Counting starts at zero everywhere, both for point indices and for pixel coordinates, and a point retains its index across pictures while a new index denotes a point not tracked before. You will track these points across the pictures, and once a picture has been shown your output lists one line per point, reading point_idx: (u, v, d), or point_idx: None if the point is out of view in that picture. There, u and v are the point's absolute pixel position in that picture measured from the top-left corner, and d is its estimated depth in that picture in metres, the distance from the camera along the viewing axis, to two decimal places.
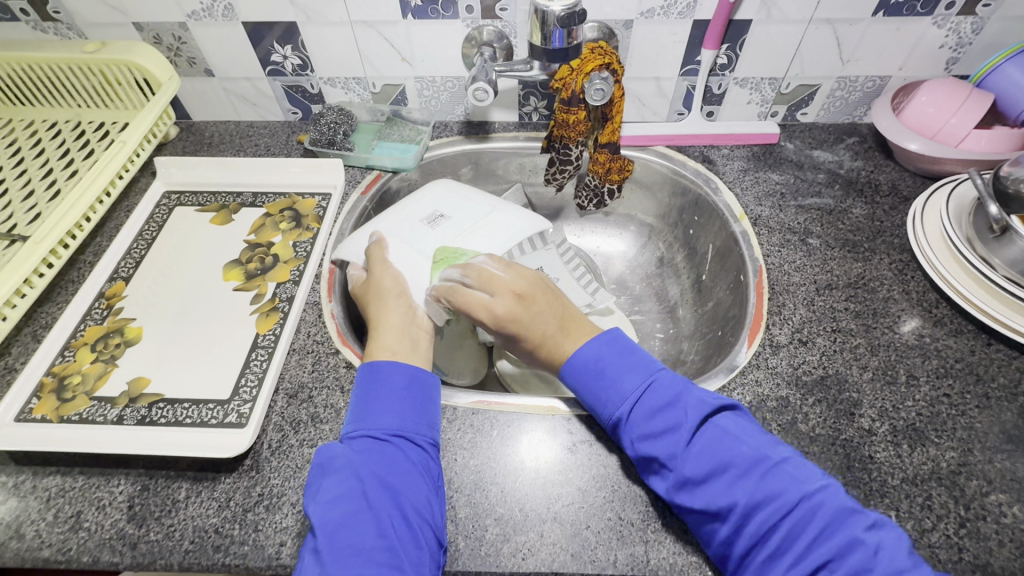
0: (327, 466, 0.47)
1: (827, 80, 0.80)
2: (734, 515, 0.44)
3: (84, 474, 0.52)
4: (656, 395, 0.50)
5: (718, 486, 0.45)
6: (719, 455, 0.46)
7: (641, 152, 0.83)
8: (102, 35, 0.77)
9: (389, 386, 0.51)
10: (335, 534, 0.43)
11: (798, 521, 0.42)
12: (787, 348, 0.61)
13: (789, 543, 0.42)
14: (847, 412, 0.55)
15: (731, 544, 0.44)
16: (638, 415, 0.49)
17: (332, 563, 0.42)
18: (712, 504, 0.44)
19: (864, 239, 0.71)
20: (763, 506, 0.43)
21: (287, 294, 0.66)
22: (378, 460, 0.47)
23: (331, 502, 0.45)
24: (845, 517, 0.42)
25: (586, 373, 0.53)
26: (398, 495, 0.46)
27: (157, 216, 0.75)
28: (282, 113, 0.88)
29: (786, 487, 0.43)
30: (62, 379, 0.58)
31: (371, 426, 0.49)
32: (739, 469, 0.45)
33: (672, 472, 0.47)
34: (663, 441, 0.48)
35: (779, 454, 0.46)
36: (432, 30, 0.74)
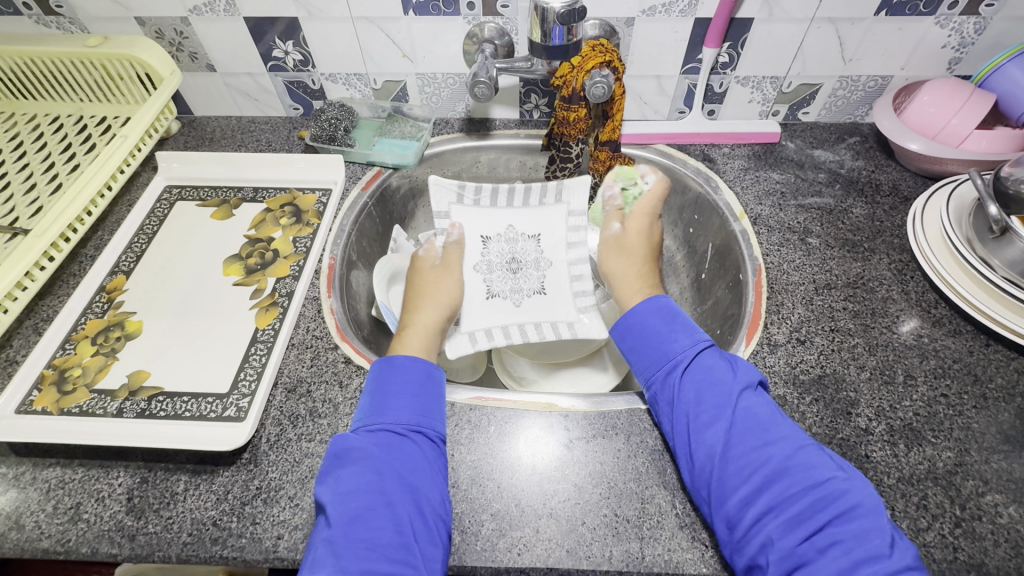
0: (346, 456, 0.47)
1: (828, 79, 0.80)
2: (758, 475, 0.45)
3: (84, 466, 0.53)
4: (711, 356, 0.53)
5: (755, 445, 0.47)
6: (760, 421, 0.48)
7: (641, 150, 0.83)
8: (105, 29, 0.77)
9: (409, 382, 0.52)
10: (351, 527, 0.43)
11: (822, 497, 0.43)
12: (785, 347, 0.61)
13: (807, 518, 0.42)
14: (844, 411, 0.55)
15: (745, 509, 0.44)
16: (697, 362, 0.52)
17: (347, 556, 0.42)
18: (744, 460, 0.46)
19: (864, 239, 0.71)
20: (791, 474, 0.45)
21: (287, 290, 0.66)
22: (397, 455, 0.47)
23: (347, 494, 0.45)
24: (869, 509, 0.42)
25: (663, 314, 0.58)
26: (416, 490, 0.46)
27: (158, 211, 0.76)
28: (283, 109, 0.88)
29: (818, 463, 0.45)
30: (63, 371, 0.59)
31: (390, 421, 0.50)
32: (777, 436, 0.47)
33: (716, 421, 0.49)
34: (714, 392, 0.50)
35: (806, 440, 0.47)
36: (433, 27, 0.74)
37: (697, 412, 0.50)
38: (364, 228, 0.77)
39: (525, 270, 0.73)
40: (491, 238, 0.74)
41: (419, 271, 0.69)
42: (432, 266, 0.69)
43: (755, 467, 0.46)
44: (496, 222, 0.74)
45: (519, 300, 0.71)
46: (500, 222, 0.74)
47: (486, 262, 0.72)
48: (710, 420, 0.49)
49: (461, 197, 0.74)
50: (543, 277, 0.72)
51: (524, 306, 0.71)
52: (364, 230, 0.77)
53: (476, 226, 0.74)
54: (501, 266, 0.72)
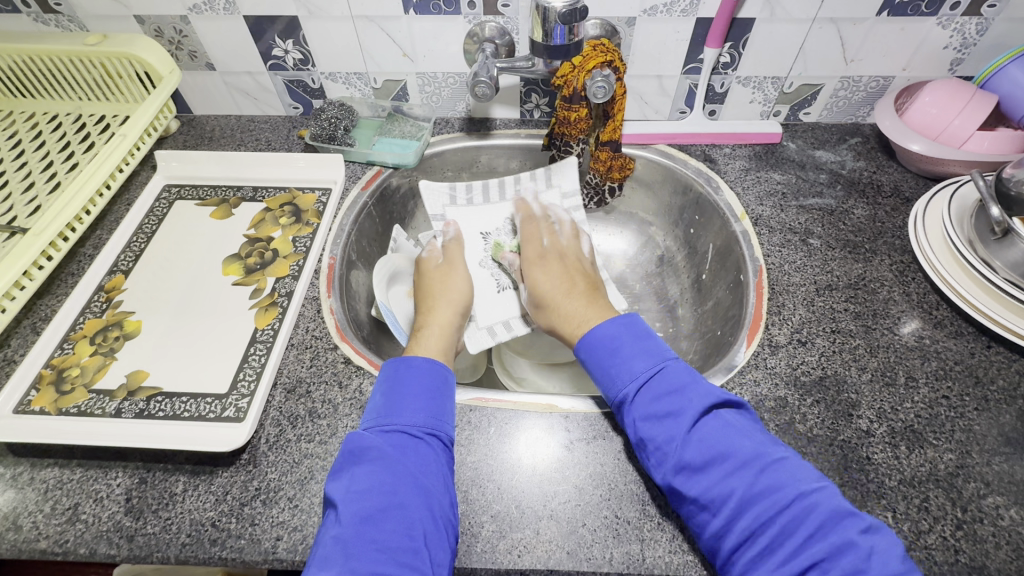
0: (361, 454, 0.47)
1: (830, 80, 0.80)
2: (727, 507, 0.44)
3: (82, 466, 0.52)
4: (664, 379, 0.51)
5: (714, 476, 0.45)
6: (717, 447, 0.46)
7: (643, 150, 0.83)
8: (104, 28, 0.77)
9: (424, 383, 0.52)
10: (362, 527, 0.43)
11: (790, 522, 0.42)
12: (786, 348, 0.60)
13: (783, 543, 0.41)
14: (845, 413, 0.55)
15: (721, 538, 0.43)
16: (645, 393, 0.51)
17: (357, 556, 0.41)
18: (705, 495, 0.45)
19: (865, 240, 0.70)
20: (757, 501, 0.43)
21: (286, 289, 0.66)
22: (412, 457, 0.47)
23: (360, 493, 0.45)
24: (841, 527, 0.41)
25: (599, 350, 0.56)
26: (428, 493, 0.46)
27: (157, 210, 0.75)
28: (283, 108, 0.88)
29: (783, 483, 0.43)
30: (62, 371, 0.59)
31: (405, 422, 0.49)
32: (736, 461, 0.45)
33: (667, 458, 0.47)
34: (664, 424, 0.48)
35: (772, 455, 0.45)
36: (433, 26, 0.74)
37: (651, 448, 0.48)
38: (364, 227, 0.77)
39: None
40: (491, 233, 0.79)
41: (425, 272, 0.69)
42: (437, 267, 0.70)
43: (717, 501, 0.44)
44: (492, 218, 0.80)
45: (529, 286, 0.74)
46: (498, 217, 0.80)
47: (490, 257, 0.77)
48: (664, 454, 0.47)
49: (454, 198, 0.80)
50: None
51: None
52: (364, 230, 0.77)
53: (474, 225, 0.80)
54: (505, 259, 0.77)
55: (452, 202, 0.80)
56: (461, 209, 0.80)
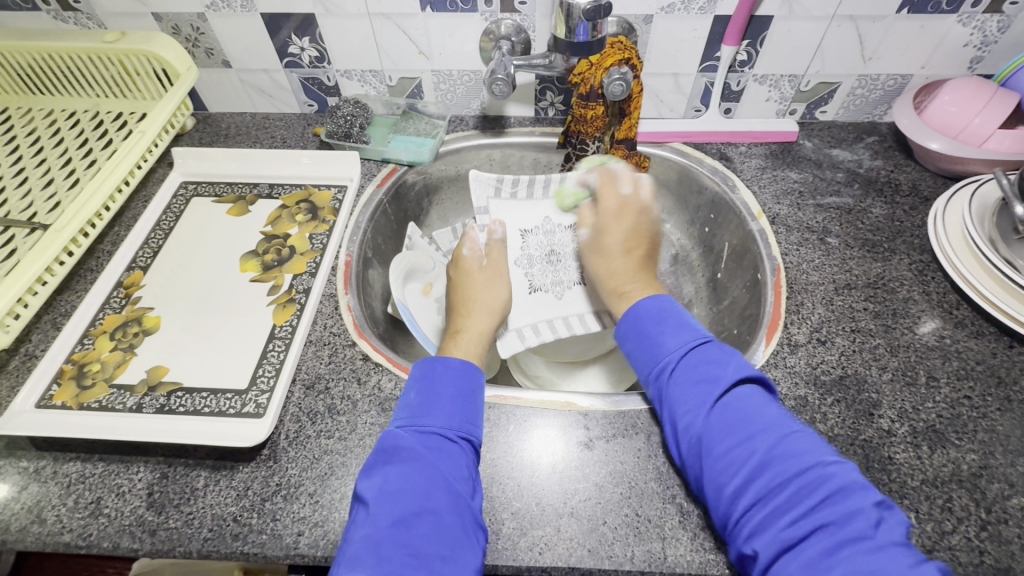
0: (394, 453, 0.47)
1: (848, 78, 0.79)
2: (745, 470, 0.44)
3: (104, 460, 0.53)
4: (701, 351, 0.51)
5: (738, 438, 0.45)
6: (744, 413, 0.46)
7: (658, 148, 0.83)
8: (121, 25, 0.77)
9: (457, 387, 0.52)
10: (394, 529, 0.43)
11: (806, 486, 0.41)
12: (806, 347, 0.60)
13: (792, 507, 0.41)
14: (866, 412, 0.55)
15: (734, 501, 0.43)
16: (683, 359, 0.51)
17: (389, 558, 0.41)
18: (727, 455, 0.45)
19: (884, 239, 0.70)
20: (774, 465, 0.43)
21: (304, 286, 0.66)
22: (446, 460, 0.47)
23: (392, 494, 0.44)
24: (855, 493, 0.40)
25: (645, 317, 0.56)
26: (460, 498, 0.46)
27: (175, 206, 0.76)
28: (297, 105, 0.88)
29: (804, 452, 0.43)
30: (82, 366, 0.59)
31: (438, 425, 0.49)
32: (761, 427, 0.45)
33: (696, 418, 0.47)
34: (698, 389, 0.49)
35: (794, 427, 0.46)
36: (450, 23, 0.74)
37: (680, 412, 0.49)
38: (379, 225, 0.77)
39: (563, 262, 0.76)
40: (529, 231, 0.77)
41: (466, 273, 0.69)
42: (479, 268, 0.69)
43: (738, 462, 0.44)
44: (533, 216, 0.78)
45: (560, 291, 0.73)
46: (539, 215, 0.78)
47: (526, 256, 0.75)
48: (692, 418, 0.48)
49: (499, 191, 0.78)
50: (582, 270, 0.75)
51: (565, 298, 0.73)
52: (379, 228, 0.77)
53: (515, 220, 0.78)
54: (541, 261, 0.75)
55: (496, 194, 0.78)
56: (503, 203, 0.78)
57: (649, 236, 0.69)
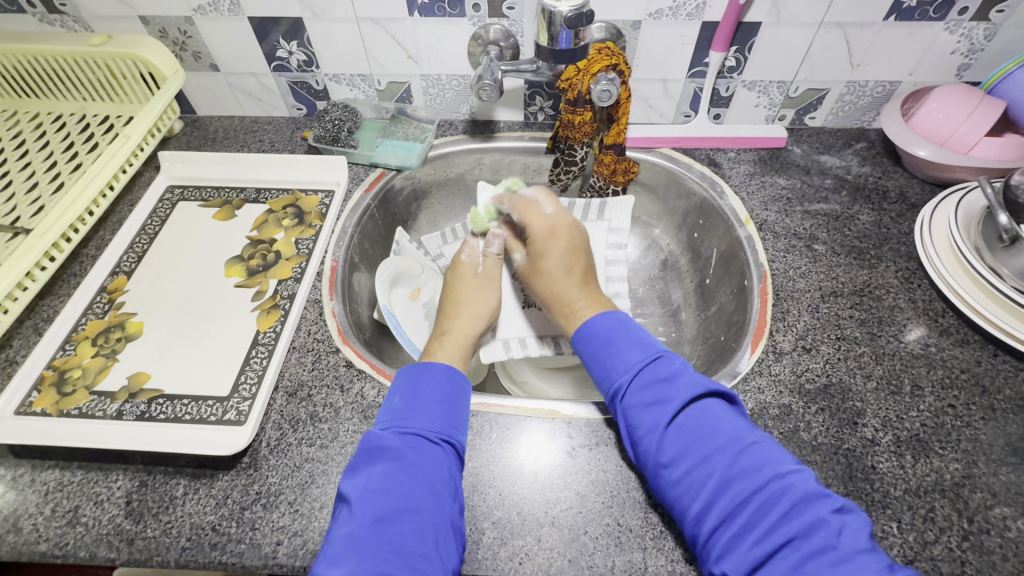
0: (378, 454, 0.47)
1: (836, 84, 0.79)
2: (706, 490, 0.44)
3: (82, 468, 0.52)
4: (655, 369, 0.50)
5: (695, 459, 0.45)
6: (700, 430, 0.46)
7: (647, 154, 0.83)
8: (108, 28, 0.77)
9: (442, 389, 0.52)
10: (376, 528, 0.43)
11: (767, 501, 0.41)
12: (791, 355, 0.60)
13: (757, 524, 0.41)
14: (850, 421, 0.55)
15: (700, 522, 0.43)
16: (637, 381, 0.50)
17: (371, 556, 0.41)
18: (687, 478, 0.45)
19: (871, 246, 0.70)
20: (735, 483, 0.43)
21: (289, 292, 0.66)
22: (429, 461, 0.47)
23: (375, 494, 0.44)
24: (813, 504, 0.41)
25: (594, 340, 0.55)
26: (442, 501, 0.45)
27: (161, 210, 0.75)
28: (286, 109, 0.88)
29: (761, 465, 0.43)
30: (63, 372, 0.59)
31: (422, 426, 0.49)
32: (717, 444, 0.45)
33: (653, 441, 0.47)
34: (651, 410, 0.48)
35: (750, 439, 0.45)
36: (438, 28, 0.74)
37: (638, 435, 0.48)
38: (367, 230, 0.77)
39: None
40: None
41: (461, 278, 0.68)
42: (474, 274, 0.69)
43: (698, 483, 0.44)
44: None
45: None
46: None
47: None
48: (649, 441, 0.47)
49: None
50: None
51: None
52: (367, 232, 0.77)
53: None
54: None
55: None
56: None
57: (586, 250, 0.68)
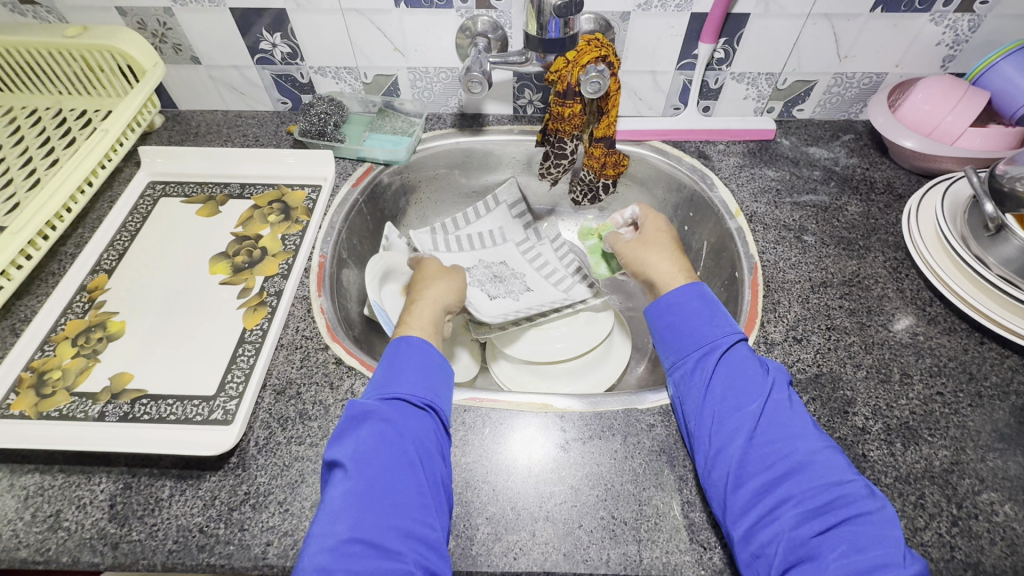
0: (364, 418, 0.48)
1: (824, 76, 0.79)
2: (782, 467, 0.45)
3: (64, 472, 0.51)
4: (747, 350, 0.54)
5: (783, 438, 0.47)
6: (790, 416, 0.48)
7: (637, 147, 0.82)
8: (83, 19, 0.75)
9: (426, 360, 0.53)
10: (375, 482, 0.44)
11: (844, 496, 0.43)
12: (782, 346, 0.60)
13: (823, 515, 0.42)
14: (841, 410, 0.55)
15: (762, 495, 0.45)
16: (732, 351, 0.53)
17: (372, 508, 0.43)
18: (770, 451, 0.46)
19: (859, 237, 0.70)
20: (814, 469, 0.45)
21: (275, 289, 0.64)
22: (420, 424, 0.48)
23: (367, 454, 0.45)
24: (883, 518, 0.42)
25: (699, 308, 0.57)
26: (432, 458, 0.47)
27: (141, 207, 0.73)
28: (270, 103, 0.86)
29: (839, 463, 0.45)
30: (42, 374, 0.57)
31: (410, 391, 0.50)
32: (805, 432, 0.47)
33: (744, 409, 0.49)
34: (748, 381, 0.51)
35: (827, 440, 0.48)
36: (425, 19, 0.73)
37: (727, 397, 0.50)
38: (354, 225, 0.76)
39: (508, 281, 0.83)
40: (472, 267, 0.83)
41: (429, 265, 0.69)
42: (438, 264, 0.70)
43: (778, 458, 0.46)
44: (468, 258, 0.84)
45: (515, 296, 0.81)
46: (472, 258, 0.84)
47: (474, 279, 0.81)
48: (740, 405, 0.49)
49: (436, 243, 0.83)
50: (524, 281, 0.83)
51: (521, 300, 0.80)
52: (354, 228, 0.76)
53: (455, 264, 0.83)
54: (489, 282, 0.82)
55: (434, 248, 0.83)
56: (443, 253, 0.82)
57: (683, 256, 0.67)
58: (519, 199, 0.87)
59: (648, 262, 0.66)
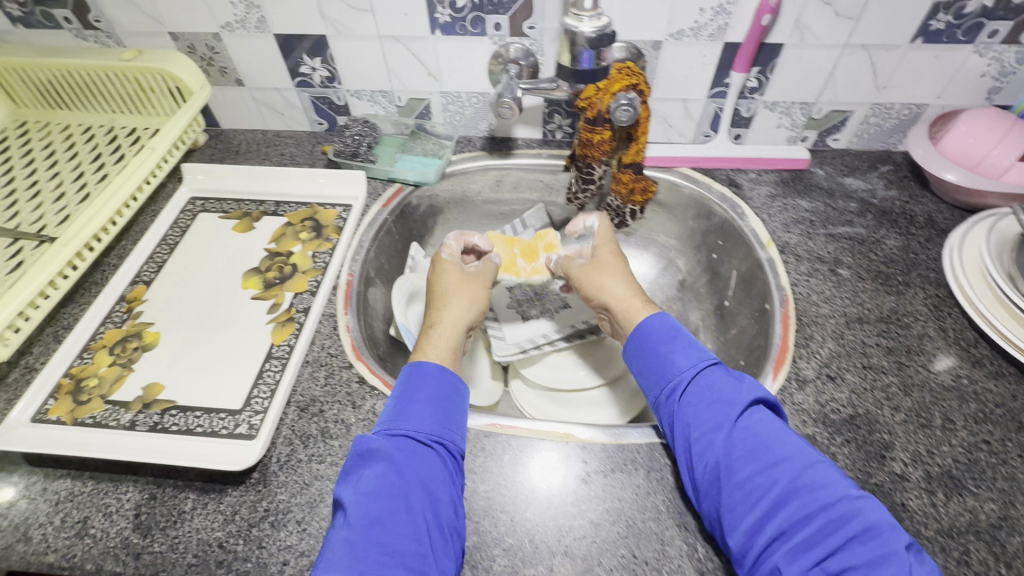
0: (369, 456, 0.47)
1: (860, 106, 0.78)
2: (765, 500, 0.43)
3: (94, 479, 0.52)
4: (713, 373, 0.52)
5: (761, 466, 0.44)
6: (766, 440, 0.46)
7: (665, 173, 0.82)
8: (139, 43, 0.79)
9: (433, 391, 0.52)
10: (371, 531, 0.42)
11: (836, 519, 0.41)
12: (815, 384, 0.58)
13: (819, 542, 0.40)
14: (877, 454, 0.53)
15: (754, 534, 0.42)
16: (696, 380, 0.52)
17: (365, 559, 0.41)
18: (749, 482, 0.44)
19: (898, 271, 0.68)
20: (799, 496, 0.42)
21: (304, 305, 0.65)
22: (418, 462, 0.47)
23: (369, 495, 0.44)
24: (886, 531, 0.40)
25: (655, 336, 0.57)
26: (436, 500, 0.45)
27: (181, 221, 0.76)
28: (308, 124, 0.89)
29: (827, 483, 0.43)
30: (79, 381, 0.59)
31: (409, 428, 0.49)
32: (783, 454, 0.45)
33: (713, 441, 0.47)
34: (713, 409, 0.49)
35: (812, 457, 0.45)
36: (460, 46, 0.75)
37: (695, 432, 0.48)
38: (383, 244, 0.77)
39: (547, 296, 0.83)
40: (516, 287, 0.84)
41: (446, 273, 0.66)
42: (459, 271, 0.67)
43: (760, 491, 0.43)
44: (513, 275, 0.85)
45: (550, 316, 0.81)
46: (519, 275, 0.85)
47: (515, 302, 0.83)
48: (711, 438, 0.47)
49: None
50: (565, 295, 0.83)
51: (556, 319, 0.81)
52: (383, 247, 0.77)
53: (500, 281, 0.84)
54: (528, 300, 0.83)
55: None
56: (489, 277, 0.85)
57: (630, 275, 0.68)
58: (546, 224, 0.88)
59: (607, 287, 0.65)
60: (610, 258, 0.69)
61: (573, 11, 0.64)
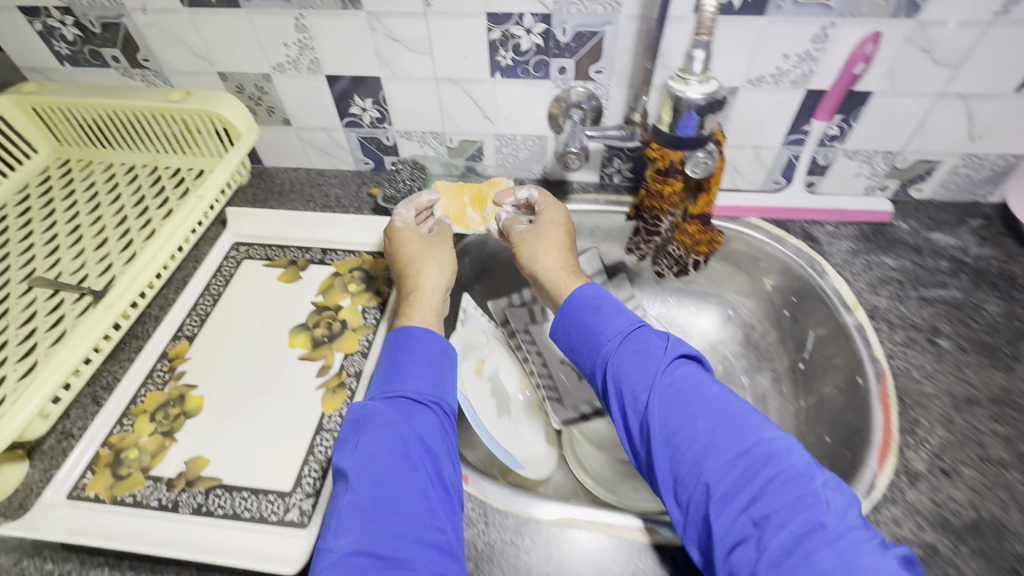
0: (364, 423, 0.47)
1: (950, 156, 0.72)
2: (691, 453, 0.44)
3: (134, 569, 0.48)
4: (643, 334, 0.53)
5: (683, 422, 0.45)
6: (689, 395, 0.47)
7: (734, 224, 0.76)
8: (186, 83, 0.77)
9: (426, 352, 0.53)
10: (377, 493, 0.43)
11: (756, 462, 0.42)
12: (927, 479, 0.51)
13: (741, 490, 0.41)
14: (1011, 570, 0.46)
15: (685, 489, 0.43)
16: (626, 341, 0.52)
17: (376, 518, 0.41)
18: (676, 438, 0.45)
19: (1004, 343, 0.62)
20: (717, 447, 0.43)
21: (355, 368, 0.61)
22: (418, 423, 0.48)
23: (369, 460, 0.44)
24: (800, 474, 0.40)
25: (582, 310, 0.56)
26: (438, 459, 0.47)
27: (225, 269, 0.73)
28: (353, 163, 0.86)
29: (746, 430, 0.43)
30: (119, 452, 0.55)
31: (405, 389, 0.50)
32: (703, 408, 0.45)
33: (643, 402, 0.48)
34: (641, 370, 0.49)
35: (733, 406, 0.46)
36: (520, 89, 0.71)
37: (627, 396, 0.49)
38: None
39: None
40: None
41: (405, 240, 0.65)
42: (418, 237, 0.66)
43: (685, 445, 0.44)
44: None
45: None
46: None
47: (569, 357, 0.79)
48: (641, 400, 0.48)
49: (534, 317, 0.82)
50: None
51: None
52: None
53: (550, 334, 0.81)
54: None
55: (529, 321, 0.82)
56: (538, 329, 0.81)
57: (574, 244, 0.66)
58: (599, 270, 0.83)
59: (538, 258, 0.64)
60: (556, 227, 0.66)
61: (680, 73, 0.54)
